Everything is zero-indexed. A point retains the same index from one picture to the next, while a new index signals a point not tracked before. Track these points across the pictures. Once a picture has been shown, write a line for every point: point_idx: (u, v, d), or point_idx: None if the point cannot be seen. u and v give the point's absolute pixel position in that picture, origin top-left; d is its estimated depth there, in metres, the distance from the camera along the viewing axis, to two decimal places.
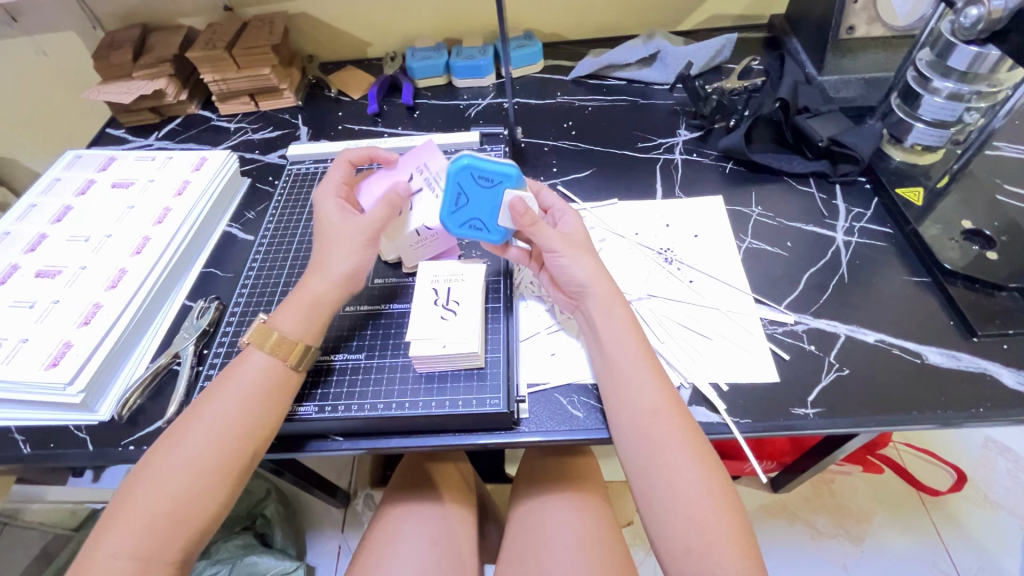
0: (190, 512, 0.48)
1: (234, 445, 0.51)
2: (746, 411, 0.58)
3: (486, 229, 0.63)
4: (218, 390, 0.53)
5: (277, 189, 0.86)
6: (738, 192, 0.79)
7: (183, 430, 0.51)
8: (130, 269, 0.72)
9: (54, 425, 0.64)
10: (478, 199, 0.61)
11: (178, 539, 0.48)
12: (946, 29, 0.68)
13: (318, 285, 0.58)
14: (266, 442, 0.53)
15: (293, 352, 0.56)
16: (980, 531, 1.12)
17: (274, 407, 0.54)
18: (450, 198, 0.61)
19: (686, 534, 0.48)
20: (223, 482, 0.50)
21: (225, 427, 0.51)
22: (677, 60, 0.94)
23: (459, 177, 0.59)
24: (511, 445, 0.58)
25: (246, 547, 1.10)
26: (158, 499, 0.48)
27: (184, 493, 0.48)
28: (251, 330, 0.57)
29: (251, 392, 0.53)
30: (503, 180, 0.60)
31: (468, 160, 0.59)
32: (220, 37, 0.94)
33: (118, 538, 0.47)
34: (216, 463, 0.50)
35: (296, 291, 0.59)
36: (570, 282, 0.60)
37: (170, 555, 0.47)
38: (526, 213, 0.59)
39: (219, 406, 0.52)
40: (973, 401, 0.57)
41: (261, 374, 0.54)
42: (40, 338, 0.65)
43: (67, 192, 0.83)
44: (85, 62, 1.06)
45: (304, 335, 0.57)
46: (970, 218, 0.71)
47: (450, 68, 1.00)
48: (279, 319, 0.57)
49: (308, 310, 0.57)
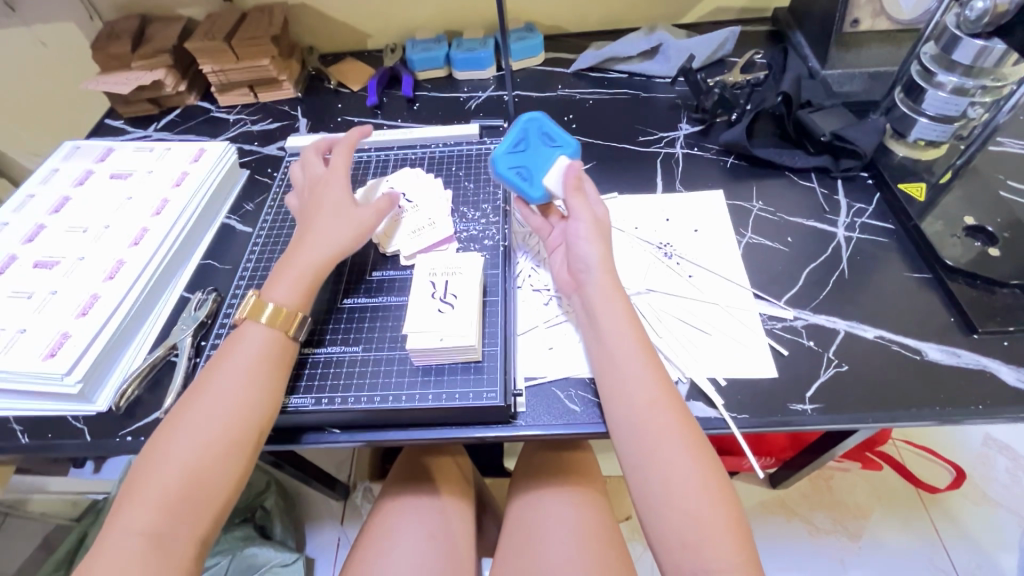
0: (205, 486, 0.49)
1: (242, 417, 0.51)
2: (744, 407, 0.58)
3: (529, 183, 0.65)
4: (219, 366, 0.54)
5: (275, 182, 0.86)
6: (739, 187, 0.78)
7: (189, 405, 0.52)
8: (128, 259, 0.71)
9: (51, 416, 0.64)
10: (536, 153, 0.66)
11: (195, 512, 0.48)
12: (950, 22, 0.68)
13: (312, 256, 0.60)
14: (273, 414, 0.54)
15: (292, 322, 0.57)
16: (977, 528, 1.12)
17: (278, 380, 0.55)
18: (512, 140, 0.65)
19: (682, 529, 0.48)
20: (235, 455, 0.50)
21: (230, 400, 0.52)
22: (679, 53, 0.93)
23: (528, 126, 0.67)
24: (508, 438, 0.58)
25: (244, 538, 1.10)
26: (172, 475, 0.48)
27: (197, 465, 0.49)
28: (244, 305, 0.57)
29: (254, 364, 0.54)
30: (563, 145, 0.67)
31: (541, 116, 0.67)
32: (219, 27, 0.94)
33: (134, 514, 0.47)
34: (226, 435, 0.50)
35: (287, 261, 0.60)
36: (579, 262, 0.61)
37: (187, 530, 0.47)
38: (575, 175, 0.63)
39: (222, 380, 0.53)
40: (972, 398, 0.57)
41: (259, 346, 0.55)
42: (38, 328, 0.65)
43: (65, 182, 0.83)
44: (83, 53, 1.06)
45: (299, 304, 0.58)
46: (972, 214, 0.70)
47: (451, 61, 0.99)
48: (274, 291, 0.58)
49: (302, 281, 0.59)
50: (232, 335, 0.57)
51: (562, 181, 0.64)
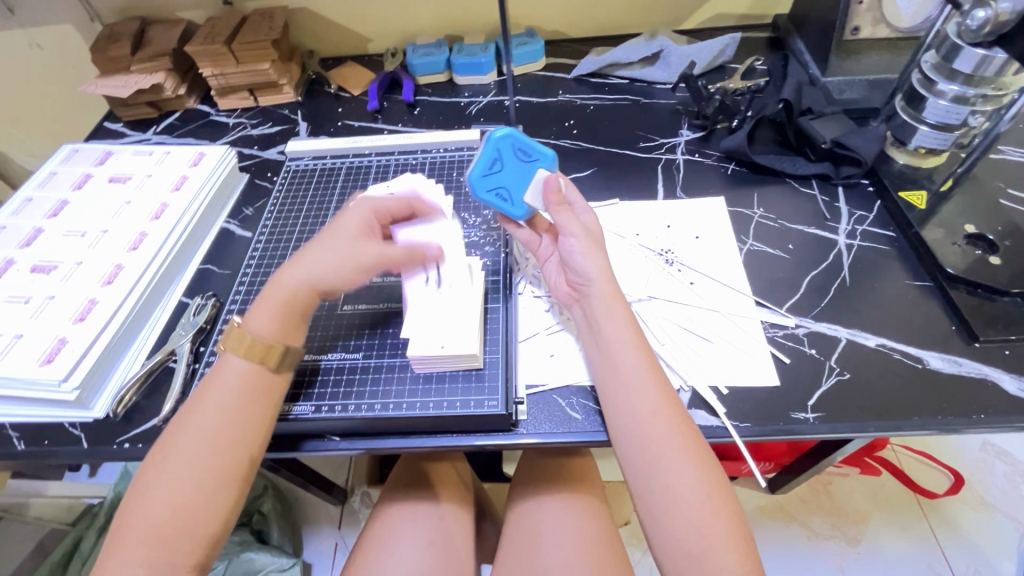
0: (198, 519, 0.48)
1: (229, 449, 0.50)
2: (746, 415, 0.58)
3: (511, 203, 0.64)
4: (206, 394, 0.53)
5: (275, 186, 0.86)
6: (740, 193, 0.78)
7: (172, 442, 0.50)
8: (126, 264, 0.71)
9: (48, 422, 0.63)
10: (512, 171, 0.64)
11: (189, 546, 0.47)
12: (952, 31, 0.68)
13: (293, 283, 0.57)
14: (263, 442, 0.53)
15: (270, 353, 0.54)
16: (976, 534, 1.12)
17: (264, 408, 0.54)
18: (486, 162, 0.63)
19: (686, 538, 0.48)
20: (225, 486, 0.49)
21: (216, 432, 0.51)
22: (680, 60, 0.93)
23: (501, 144, 0.63)
24: (509, 446, 0.57)
25: (242, 544, 1.09)
26: (162, 510, 0.47)
27: (187, 501, 0.48)
28: (225, 336, 0.56)
29: (239, 393, 0.53)
30: (539, 158, 0.63)
31: (511, 132, 0.63)
32: (219, 31, 0.94)
33: (127, 552, 0.46)
34: (215, 468, 0.49)
35: (268, 290, 0.57)
36: (577, 275, 0.60)
37: (183, 564, 0.46)
38: (555, 190, 0.62)
39: (209, 408, 0.52)
40: (974, 407, 0.56)
41: (242, 375, 0.54)
42: (35, 333, 0.65)
43: (64, 186, 0.82)
44: (82, 55, 1.05)
45: (279, 334, 0.55)
46: (973, 222, 0.70)
47: (451, 65, 0.99)
48: (253, 323, 0.56)
49: (283, 310, 0.56)
50: (212, 367, 0.55)
51: (543, 202, 0.63)
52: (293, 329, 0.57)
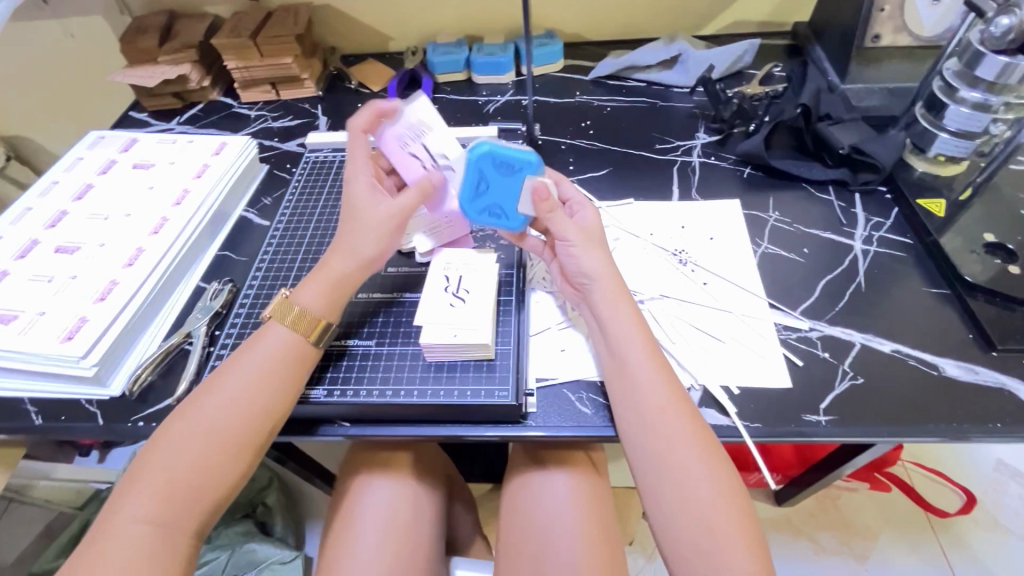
0: (207, 483, 0.49)
1: (253, 420, 0.52)
2: (758, 416, 0.57)
3: (507, 217, 0.63)
4: (238, 362, 0.54)
5: (294, 177, 0.87)
6: (756, 197, 0.78)
7: (199, 402, 0.52)
8: (147, 248, 0.72)
9: (66, 399, 0.64)
10: (499, 186, 0.61)
11: (194, 508, 0.49)
12: (975, 38, 0.68)
13: (343, 264, 0.59)
14: (283, 416, 0.54)
15: (315, 328, 0.57)
16: (987, 554, 1.10)
17: (291, 383, 0.55)
18: (471, 184, 0.61)
19: (694, 534, 0.48)
20: (239, 455, 0.51)
21: (243, 400, 0.52)
22: (699, 64, 0.93)
23: (481, 163, 0.60)
24: (517, 438, 0.58)
25: (245, 534, 1.10)
26: (176, 468, 0.49)
27: (200, 463, 0.49)
28: (273, 304, 0.58)
29: (272, 364, 0.54)
30: (524, 167, 0.60)
31: (491, 147, 0.59)
32: (245, 25, 0.96)
33: (135, 504, 0.47)
34: (232, 437, 0.51)
35: (319, 267, 0.60)
36: (577, 274, 0.60)
37: (185, 524, 0.48)
38: (546, 199, 0.59)
39: (237, 378, 0.53)
40: (991, 416, 0.56)
41: (280, 347, 0.55)
42: (56, 311, 0.66)
43: (89, 170, 0.84)
44: (111, 47, 1.08)
45: (326, 312, 0.58)
46: (992, 231, 0.69)
47: (471, 64, 1.00)
48: (300, 295, 0.58)
49: (331, 288, 0.58)
50: (255, 333, 0.57)
51: (534, 211, 0.61)
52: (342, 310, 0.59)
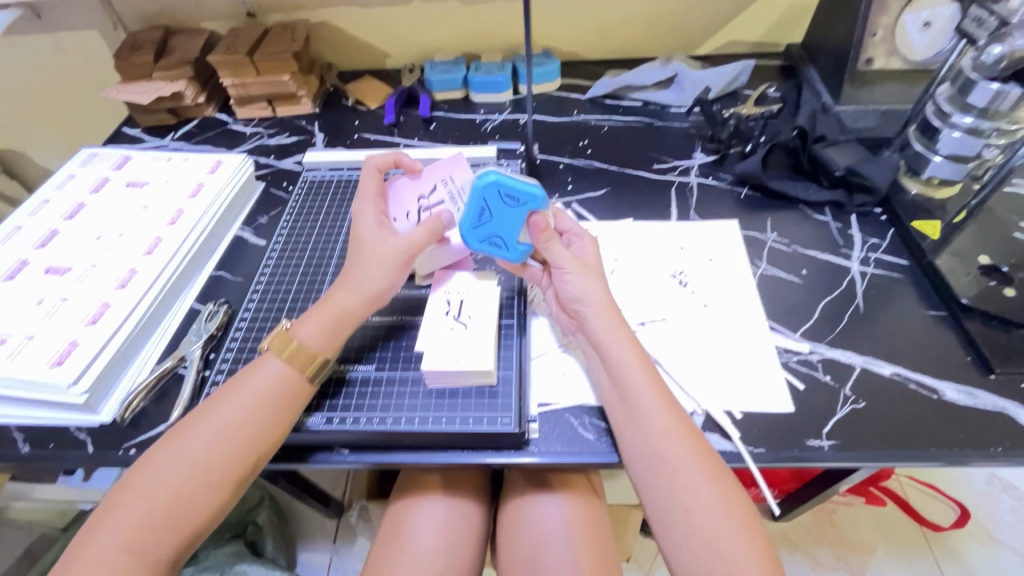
0: (185, 512, 0.48)
1: (239, 450, 0.51)
2: (760, 441, 0.57)
3: (506, 247, 0.62)
4: (232, 391, 0.54)
5: (291, 196, 0.86)
6: (753, 218, 0.79)
7: (188, 429, 0.51)
8: (140, 269, 0.71)
9: (55, 425, 0.63)
10: (502, 217, 0.60)
11: (172, 537, 0.48)
12: (966, 65, 0.70)
13: (346, 300, 0.58)
14: (273, 447, 0.53)
15: (311, 363, 0.56)
16: (982, 569, 1.10)
17: (284, 414, 0.54)
18: (473, 214, 0.60)
19: (700, 565, 0.47)
20: (223, 486, 0.50)
21: (229, 429, 0.51)
22: (694, 84, 0.94)
23: (486, 193, 0.58)
24: (518, 464, 0.57)
25: (235, 554, 1.07)
26: (156, 495, 0.48)
27: (182, 490, 0.48)
28: (272, 335, 0.57)
29: (263, 395, 0.53)
30: (528, 202, 0.59)
31: (496, 177, 0.58)
32: (241, 42, 0.95)
33: (114, 529, 0.47)
34: (217, 467, 0.50)
35: (322, 302, 0.59)
36: (572, 301, 0.60)
37: (163, 553, 0.47)
38: (544, 230, 0.60)
39: (229, 407, 0.52)
40: (990, 440, 0.56)
41: (276, 379, 0.54)
42: (46, 335, 0.64)
43: (81, 188, 0.83)
44: (104, 62, 1.07)
45: (324, 347, 0.56)
46: (986, 253, 0.70)
47: (468, 83, 1.00)
48: (302, 328, 0.57)
49: (333, 323, 0.57)
50: (252, 363, 0.56)
51: (531, 240, 0.62)
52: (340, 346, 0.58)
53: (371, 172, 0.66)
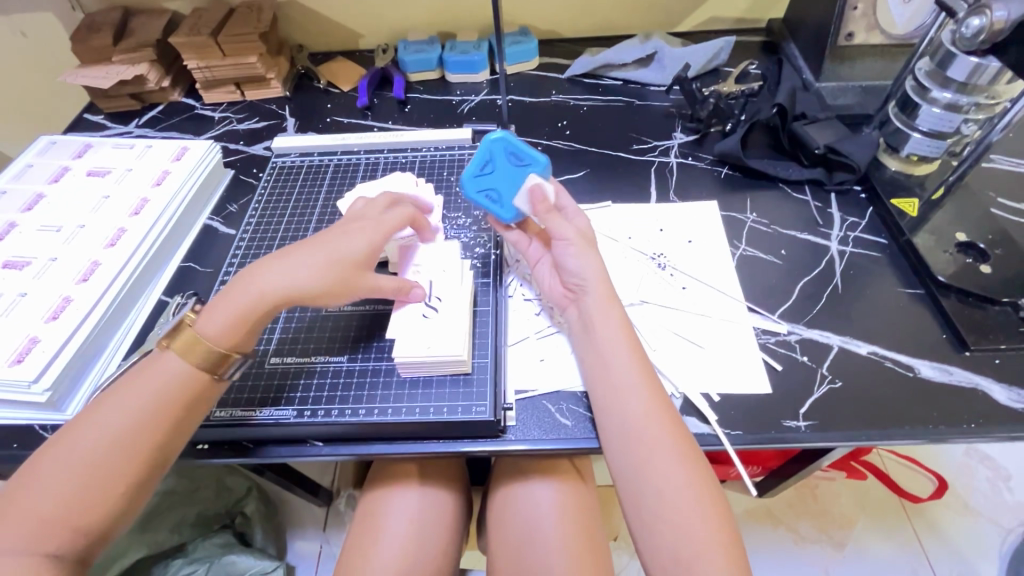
0: (91, 502, 0.46)
1: (155, 409, 0.49)
2: (738, 423, 0.57)
3: (501, 203, 0.63)
4: (141, 373, 0.51)
5: (261, 182, 0.83)
6: (733, 198, 0.78)
7: (94, 415, 0.49)
8: (103, 261, 0.69)
9: (18, 425, 0.61)
10: (502, 173, 0.63)
11: (87, 502, 0.46)
12: (947, 38, 0.68)
13: (245, 295, 0.53)
14: (186, 428, 0.51)
15: (217, 359, 0.52)
16: (958, 538, 1.13)
17: (196, 391, 0.51)
18: (478, 162, 0.63)
19: (672, 543, 0.47)
20: (132, 472, 0.47)
21: (143, 387, 0.50)
22: (674, 62, 0.92)
23: (493, 147, 0.63)
24: (495, 452, 0.56)
25: (223, 546, 1.05)
26: (57, 488, 0.45)
27: (95, 453, 0.47)
28: (172, 330, 0.53)
29: (175, 353, 0.52)
30: (530, 164, 0.63)
31: (503, 135, 0.63)
32: (205, 23, 0.91)
33: (26, 501, 0.45)
34: (126, 452, 0.48)
35: (229, 292, 0.54)
36: (572, 276, 0.59)
37: (73, 521, 0.45)
38: (543, 201, 0.61)
39: (136, 389, 0.50)
40: (965, 417, 0.56)
41: (177, 362, 0.51)
42: (5, 332, 0.62)
43: (39, 178, 0.80)
44: (62, 45, 1.02)
45: (229, 343, 0.52)
46: (964, 230, 0.70)
47: (444, 63, 0.97)
48: (206, 323, 0.52)
49: (238, 318, 0.53)
50: (152, 353, 0.53)
51: (531, 211, 0.62)
52: (248, 335, 0.54)
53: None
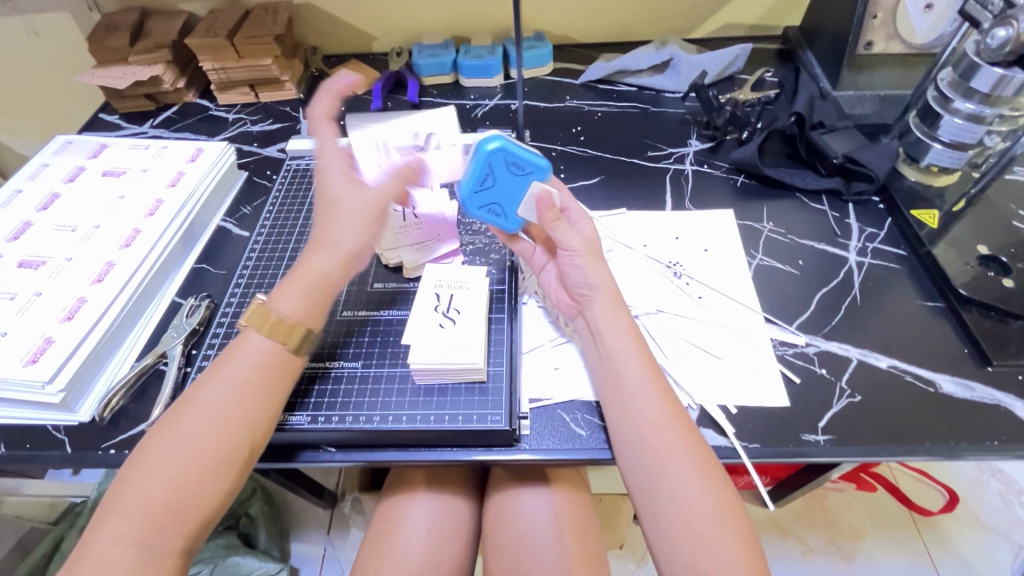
0: (187, 503, 0.47)
1: (238, 434, 0.50)
2: (756, 436, 0.56)
3: (504, 216, 0.61)
4: (219, 372, 0.52)
5: (275, 185, 0.84)
6: (750, 206, 0.77)
7: (179, 417, 0.50)
8: (118, 262, 0.69)
9: (31, 425, 0.60)
10: (504, 184, 0.59)
11: (179, 525, 0.46)
12: (970, 49, 0.68)
13: (322, 262, 0.56)
14: (268, 428, 0.52)
15: (294, 335, 0.54)
16: (970, 552, 1.11)
17: (276, 388, 0.53)
18: (476, 176, 0.58)
19: (694, 552, 0.47)
20: (223, 471, 0.48)
21: (224, 412, 0.50)
22: (690, 69, 0.92)
23: (491, 159, 0.57)
24: (509, 462, 0.55)
25: (228, 546, 1.06)
26: (152, 490, 0.46)
27: (182, 479, 0.47)
28: (249, 312, 0.55)
29: (252, 375, 0.52)
30: (532, 171, 0.58)
31: (501, 144, 0.57)
32: (222, 24, 0.92)
33: (117, 525, 0.45)
34: (216, 452, 0.48)
35: (297, 269, 0.57)
36: (580, 286, 0.58)
37: (170, 545, 0.45)
38: (550, 208, 0.58)
39: (217, 389, 0.51)
40: (987, 433, 0.55)
41: (261, 355, 0.53)
42: (20, 332, 0.62)
43: (56, 177, 0.80)
44: (79, 44, 1.03)
45: (304, 315, 0.55)
46: (985, 243, 0.69)
47: (458, 67, 0.97)
48: (278, 300, 0.55)
49: (311, 291, 0.56)
50: (233, 342, 0.55)
51: (538, 218, 0.60)
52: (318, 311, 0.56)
53: (329, 124, 0.62)
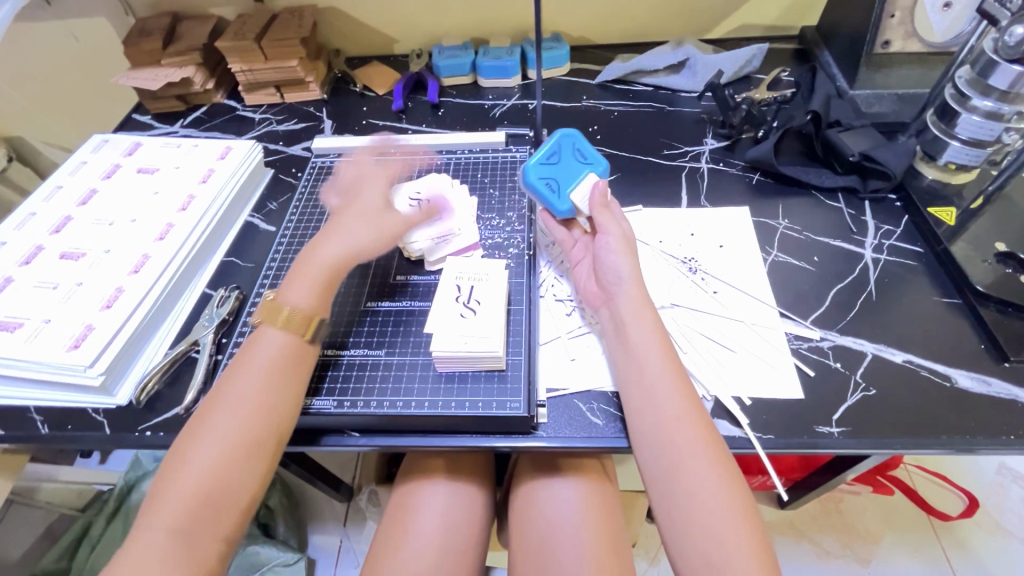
0: (224, 494, 0.49)
1: (266, 423, 0.52)
2: (770, 427, 0.57)
3: (557, 195, 0.66)
4: (245, 366, 0.55)
5: (300, 182, 0.86)
6: (765, 204, 0.78)
7: (212, 411, 0.52)
8: (152, 254, 0.72)
9: (72, 407, 0.64)
10: (568, 167, 0.67)
11: (217, 514, 0.49)
12: (988, 46, 0.68)
13: (330, 258, 0.60)
14: (293, 417, 0.54)
15: (309, 326, 0.57)
16: (990, 558, 1.10)
17: (296, 378, 0.55)
18: (547, 153, 0.67)
19: (714, 544, 0.48)
20: (256, 462, 0.51)
21: (252, 402, 0.52)
22: (707, 68, 0.93)
23: (563, 141, 0.67)
24: (526, 449, 0.57)
25: (248, 536, 1.09)
26: (189, 482, 0.49)
27: (217, 469, 0.49)
28: (260, 307, 0.58)
29: (273, 368, 0.54)
30: (594, 163, 0.68)
31: (576, 133, 0.68)
32: (250, 28, 0.95)
33: (159, 515, 0.48)
34: (248, 443, 0.51)
35: (304, 263, 0.60)
36: (611, 274, 0.60)
37: (210, 534, 0.48)
38: (602, 195, 0.64)
39: (244, 382, 0.53)
40: (1004, 428, 0.55)
41: (280, 348, 0.56)
42: (62, 319, 0.65)
43: (93, 174, 0.84)
44: (115, 48, 1.07)
45: (315, 306, 0.58)
46: (1004, 240, 0.69)
47: (477, 68, 1.00)
48: (289, 293, 0.58)
49: (322, 283, 0.59)
50: (249, 338, 0.57)
51: (587, 206, 0.65)
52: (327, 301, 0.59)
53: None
